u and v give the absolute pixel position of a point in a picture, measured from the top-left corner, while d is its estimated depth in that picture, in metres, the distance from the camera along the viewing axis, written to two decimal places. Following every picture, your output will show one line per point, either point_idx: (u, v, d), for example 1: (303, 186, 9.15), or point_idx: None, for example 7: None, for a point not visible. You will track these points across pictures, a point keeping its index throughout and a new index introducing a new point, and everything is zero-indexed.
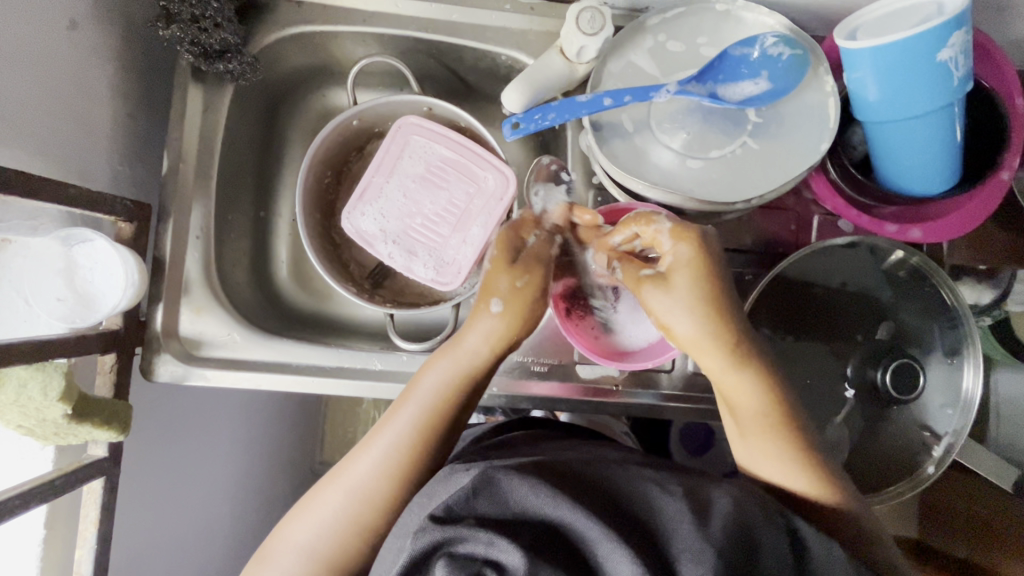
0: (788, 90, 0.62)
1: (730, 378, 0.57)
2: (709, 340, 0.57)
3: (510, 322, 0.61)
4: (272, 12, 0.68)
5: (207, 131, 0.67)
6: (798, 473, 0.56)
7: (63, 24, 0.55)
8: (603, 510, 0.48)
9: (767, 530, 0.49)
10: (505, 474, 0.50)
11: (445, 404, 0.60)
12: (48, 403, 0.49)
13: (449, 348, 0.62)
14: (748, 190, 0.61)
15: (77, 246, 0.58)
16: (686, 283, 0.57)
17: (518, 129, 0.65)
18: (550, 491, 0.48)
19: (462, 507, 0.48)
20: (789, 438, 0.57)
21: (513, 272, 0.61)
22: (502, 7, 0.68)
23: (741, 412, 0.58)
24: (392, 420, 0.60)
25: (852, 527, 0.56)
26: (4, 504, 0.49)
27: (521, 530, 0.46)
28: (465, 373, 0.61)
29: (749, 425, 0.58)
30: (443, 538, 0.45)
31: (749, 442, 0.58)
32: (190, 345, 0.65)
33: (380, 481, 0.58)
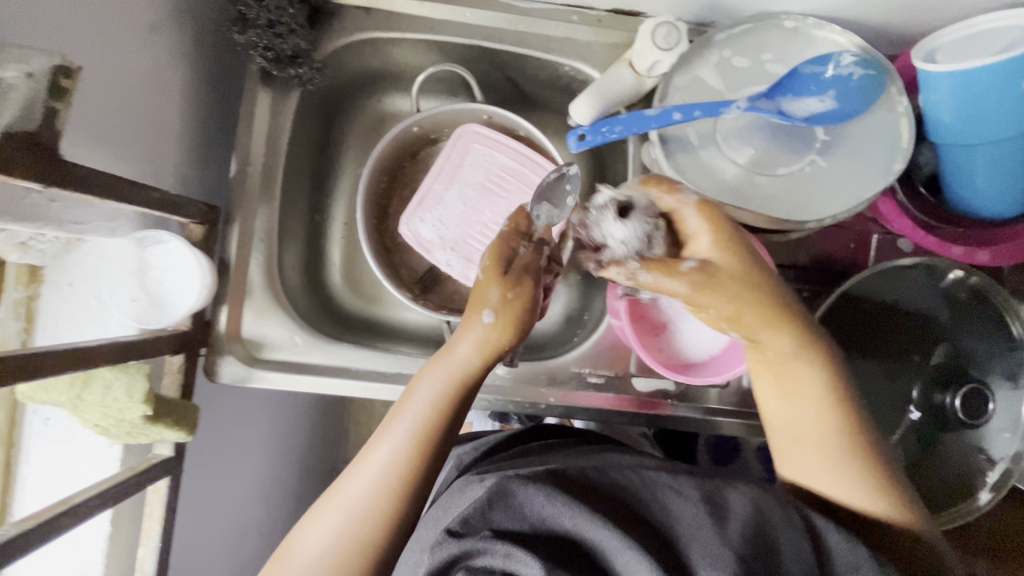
0: (859, 108, 0.61)
1: (789, 362, 0.53)
2: (765, 323, 0.52)
3: (501, 326, 0.55)
4: (339, 18, 0.68)
5: (274, 134, 0.67)
6: (868, 492, 0.50)
7: (147, 27, 0.56)
8: (621, 515, 0.44)
9: (786, 529, 0.44)
10: (520, 482, 0.46)
11: (443, 416, 0.54)
12: (131, 404, 0.50)
13: (439, 360, 0.56)
14: (817, 210, 0.61)
15: (150, 248, 0.59)
16: (729, 260, 0.53)
17: (585, 141, 0.65)
18: (568, 501, 0.44)
19: (478, 518, 0.45)
20: (853, 454, 0.51)
21: (504, 282, 0.56)
22: (569, 19, 0.69)
23: (796, 433, 0.53)
24: (386, 431, 0.54)
25: (925, 552, 0.48)
26: (86, 504, 0.49)
27: (536, 542, 0.43)
28: (459, 382, 0.55)
29: (806, 445, 0.52)
30: (459, 552, 0.44)
31: (808, 462, 0.52)
32: (252, 348, 0.66)
33: (379, 495, 0.51)
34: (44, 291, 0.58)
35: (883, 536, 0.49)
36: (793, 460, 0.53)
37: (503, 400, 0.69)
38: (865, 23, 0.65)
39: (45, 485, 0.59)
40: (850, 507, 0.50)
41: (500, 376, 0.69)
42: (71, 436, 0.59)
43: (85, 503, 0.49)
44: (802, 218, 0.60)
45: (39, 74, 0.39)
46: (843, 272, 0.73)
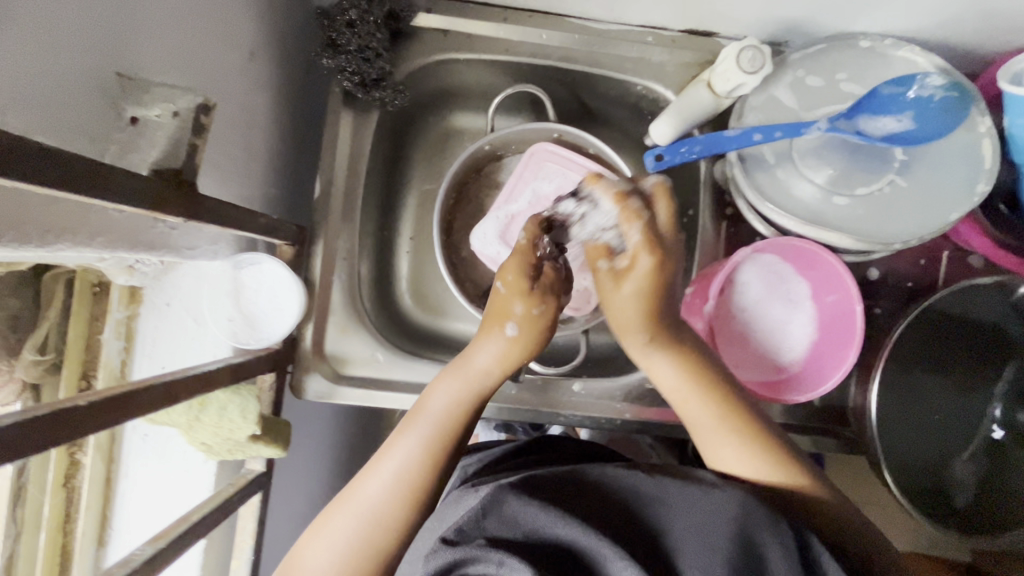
0: (939, 130, 0.60)
1: (670, 359, 0.57)
2: (632, 314, 0.54)
3: (521, 340, 0.58)
4: (418, 39, 0.69)
5: (355, 155, 0.68)
6: (764, 465, 0.54)
7: (248, 55, 0.57)
8: (605, 523, 0.47)
9: (770, 533, 0.45)
10: (515, 493, 0.49)
11: (456, 426, 0.57)
12: (242, 425, 0.53)
13: (455, 372, 0.59)
14: (900, 231, 0.62)
15: (246, 269, 0.60)
16: (642, 279, 0.52)
17: (661, 161, 0.66)
18: (554, 510, 0.48)
19: (473, 527, 0.48)
20: (757, 437, 0.55)
21: (531, 298, 0.57)
22: (644, 40, 0.70)
23: (685, 406, 0.58)
24: (401, 436, 0.56)
25: (835, 523, 0.51)
26: (203, 522, 0.51)
27: (529, 548, 0.46)
28: (475, 391, 0.58)
29: (704, 421, 0.57)
30: (454, 560, 0.46)
31: (708, 433, 0.57)
32: (336, 364, 0.67)
33: (390, 503, 0.53)
34: (143, 311, 0.60)
35: (804, 504, 0.52)
36: (709, 442, 0.56)
37: (578, 414, 0.70)
38: (942, 42, 0.65)
39: (144, 499, 0.61)
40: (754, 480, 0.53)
41: (576, 392, 0.70)
42: (168, 452, 0.60)
43: (202, 522, 0.50)
44: (888, 238, 0.61)
45: (184, 113, 0.42)
46: (913, 288, 0.72)
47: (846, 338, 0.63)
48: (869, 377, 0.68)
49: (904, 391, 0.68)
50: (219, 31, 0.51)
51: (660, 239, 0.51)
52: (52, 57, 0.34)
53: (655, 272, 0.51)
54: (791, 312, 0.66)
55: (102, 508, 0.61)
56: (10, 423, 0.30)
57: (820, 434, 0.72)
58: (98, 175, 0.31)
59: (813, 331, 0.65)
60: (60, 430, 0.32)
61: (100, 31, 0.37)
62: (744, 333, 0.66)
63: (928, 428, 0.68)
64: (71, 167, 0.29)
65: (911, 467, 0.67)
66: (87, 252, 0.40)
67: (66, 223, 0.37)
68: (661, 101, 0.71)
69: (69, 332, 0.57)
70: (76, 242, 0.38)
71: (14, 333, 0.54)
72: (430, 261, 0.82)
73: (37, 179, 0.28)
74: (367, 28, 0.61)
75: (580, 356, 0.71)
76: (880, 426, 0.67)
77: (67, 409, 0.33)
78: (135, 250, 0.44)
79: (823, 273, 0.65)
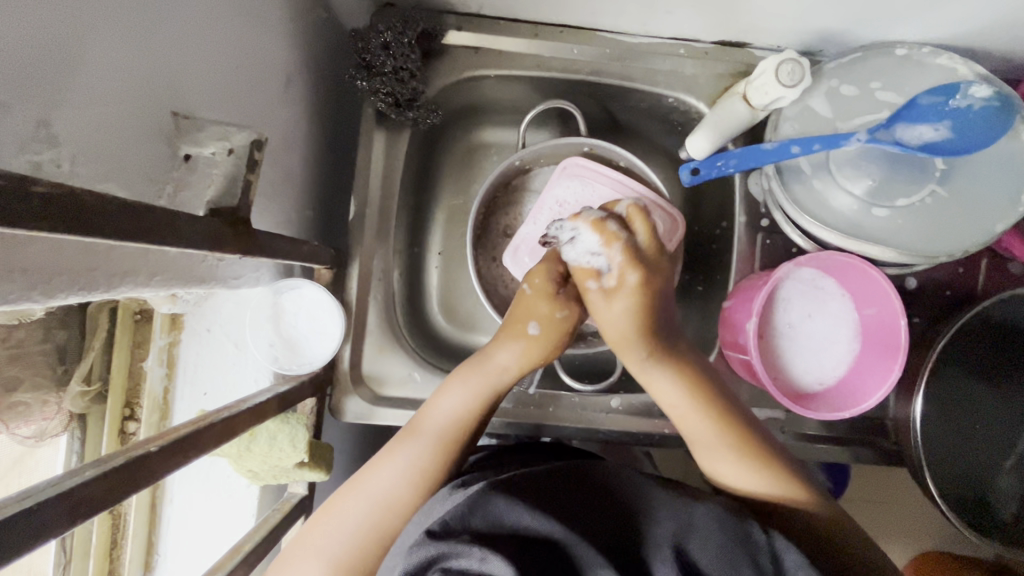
0: (980, 141, 0.58)
1: (663, 372, 0.58)
2: (622, 326, 0.57)
3: (541, 340, 0.60)
4: (449, 57, 0.68)
5: (388, 174, 0.68)
6: (768, 482, 0.54)
7: (285, 81, 0.57)
8: (580, 520, 0.45)
9: (741, 548, 0.44)
10: (501, 494, 0.46)
11: (468, 423, 0.58)
12: (291, 453, 0.54)
13: (470, 369, 0.59)
14: (945, 244, 0.60)
15: (286, 294, 0.60)
16: (628, 297, 0.55)
17: (697, 174, 0.65)
18: (536, 511, 0.45)
19: (459, 522, 0.45)
20: (760, 454, 0.55)
21: (555, 302, 0.59)
22: (676, 52, 0.69)
23: (694, 437, 0.58)
24: (419, 427, 0.57)
25: (824, 527, 0.52)
26: (254, 551, 0.51)
27: (517, 546, 0.43)
28: (491, 388, 0.59)
29: (708, 447, 0.57)
30: (434, 555, 0.42)
31: (710, 455, 0.57)
32: (374, 384, 0.67)
33: (405, 488, 0.54)
34: (184, 338, 0.60)
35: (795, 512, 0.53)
36: (713, 443, 0.57)
37: (616, 430, 0.69)
38: (982, 49, 0.64)
39: (189, 525, 0.61)
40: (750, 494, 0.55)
41: (614, 408, 0.70)
42: (212, 478, 0.61)
43: (254, 552, 0.50)
44: (931, 251, 0.60)
45: (239, 149, 0.42)
46: (952, 297, 0.71)
47: (889, 346, 0.63)
48: (912, 391, 0.67)
49: (952, 403, 0.66)
50: (259, 61, 0.51)
51: (642, 256, 0.56)
52: (112, 105, 0.34)
53: (641, 288, 0.56)
54: (830, 321, 0.66)
55: (147, 534, 0.61)
56: (88, 476, 0.30)
57: (861, 445, 0.71)
58: (167, 224, 0.31)
59: (850, 345, 0.66)
60: (134, 478, 0.33)
61: (155, 73, 0.37)
62: (785, 344, 0.66)
63: (977, 440, 0.66)
64: (143, 220, 0.30)
65: (954, 478, 0.66)
66: (146, 292, 0.40)
67: (127, 266, 0.37)
68: (693, 113, 0.71)
69: (113, 360, 0.58)
70: (136, 284, 0.38)
71: (62, 365, 0.54)
72: (460, 276, 0.81)
73: (113, 233, 0.28)
74: (402, 50, 0.61)
75: (617, 372, 0.71)
76: (926, 438, 0.66)
77: (140, 455, 0.33)
78: (186, 285, 0.45)
79: (865, 284, 0.64)
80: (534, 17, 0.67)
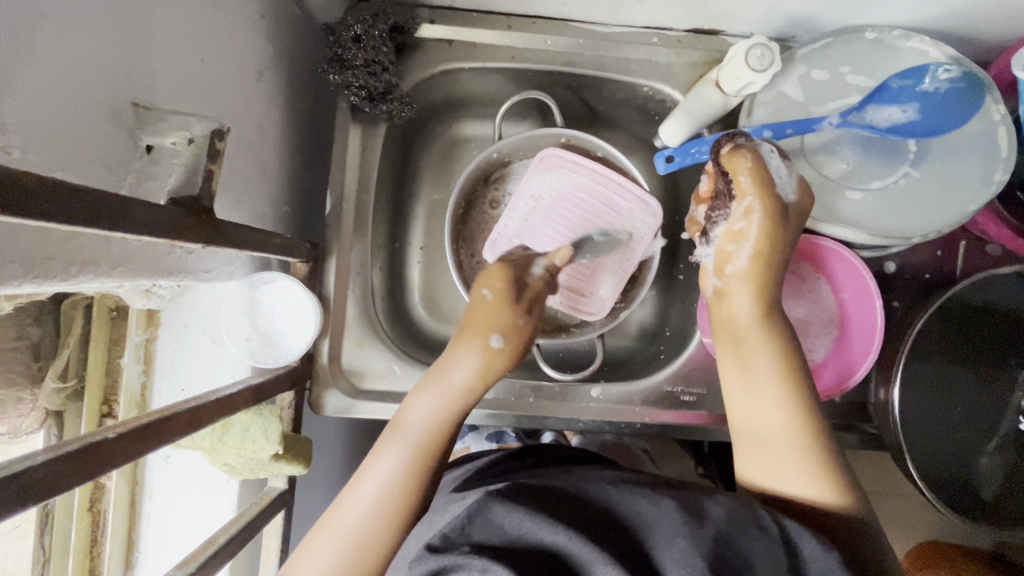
0: (942, 125, 0.59)
1: (747, 298, 0.56)
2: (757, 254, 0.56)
3: (497, 354, 0.58)
4: (423, 49, 0.68)
5: (364, 168, 0.68)
6: (823, 485, 0.50)
7: (257, 75, 0.57)
8: (584, 525, 0.44)
9: (758, 538, 0.43)
10: (500, 499, 0.46)
11: (438, 439, 0.55)
12: (266, 444, 0.54)
13: (428, 385, 0.57)
14: (920, 225, 0.60)
15: (261, 288, 0.61)
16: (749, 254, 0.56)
17: (672, 162, 0.65)
18: (535, 515, 0.45)
19: (458, 534, 0.45)
20: (816, 455, 0.52)
21: (513, 313, 0.59)
22: (649, 41, 0.69)
23: (754, 427, 0.54)
24: (387, 442, 0.55)
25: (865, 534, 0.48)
26: (231, 543, 0.51)
27: (515, 557, 0.43)
28: (459, 404, 0.57)
29: (775, 442, 0.53)
30: (439, 568, 0.43)
31: (769, 451, 0.53)
32: (354, 378, 0.67)
33: (376, 524, 0.51)
34: (161, 333, 0.60)
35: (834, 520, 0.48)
36: (760, 447, 0.54)
37: (596, 419, 0.69)
38: (954, 31, 0.64)
39: (169, 522, 0.61)
40: (801, 498, 0.50)
41: (595, 398, 0.70)
42: (191, 473, 0.61)
43: (229, 544, 0.50)
44: (906, 231, 0.60)
45: (199, 139, 0.42)
46: (932, 280, 0.71)
47: (868, 329, 0.63)
48: (890, 371, 0.67)
49: (932, 385, 0.66)
50: (227, 53, 0.51)
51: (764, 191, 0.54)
52: (67, 93, 0.34)
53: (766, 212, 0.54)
54: (811, 308, 0.66)
55: (128, 531, 0.61)
56: (41, 460, 0.30)
57: (843, 430, 0.71)
58: (119, 209, 0.31)
59: (829, 331, 0.66)
60: (90, 464, 0.33)
61: (112, 62, 0.37)
62: None
63: (957, 422, 0.66)
64: (92, 204, 0.30)
65: (934, 460, 0.65)
66: (109, 282, 0.40)
67: (87, 255, 0.38)
68: (668, 102, 0.71)
69: (89, 357, 0.58)
70: (97, 274, 0.39)
71: (37, 362, 0.54)
72: (442, 270, 0.81)
73: (58, 216, 0.28)
74: (373, 42, 0.61)
75: (596, 362, 0.71)
76: (907, 420, 0.65)
77: (97, 442, 0.33)
78: (153, 276, 0.45)
79: (846, 269, 0.64)
80: (507, 8, 0.68)
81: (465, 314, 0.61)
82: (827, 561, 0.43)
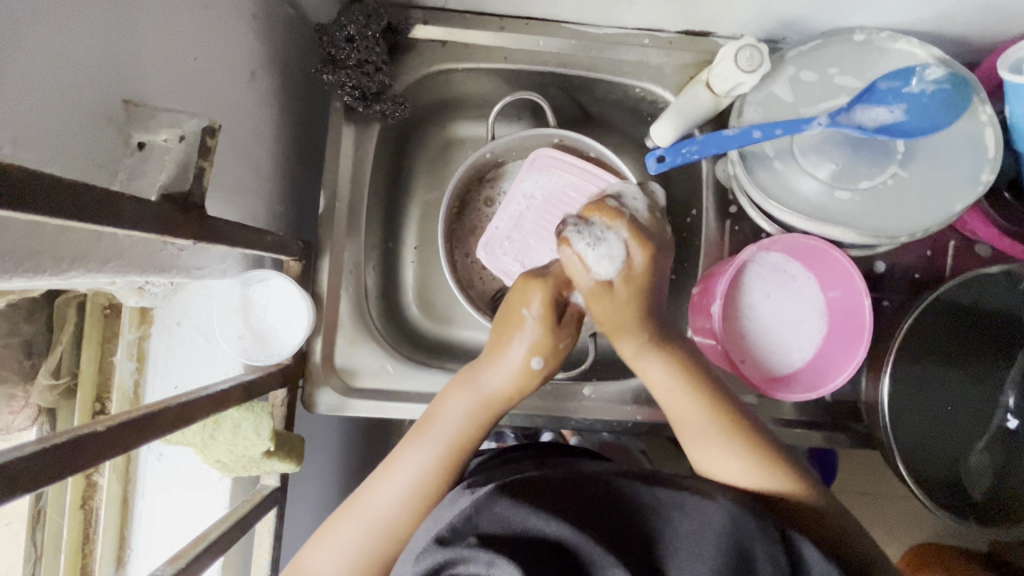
0: (929, 126, 0.60)
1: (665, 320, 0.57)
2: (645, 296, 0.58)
3: (538, 371, 0.56)
4: (416, 50, 0.69)
5: (358, 168, 0.69)
6: (761, 472, 0.52)
7: (250, 75, 0.57)
8: (590, 523, 0.44)
9: (764, 546, 0.44)
10: (506, 494, 0.46)
11: (467, 443, 0.55)
12: (257, 441, 0.55)
13: (465, 386, 0.56)
14: (907, 224, 0.61)
15: (254, 286, 0.61)
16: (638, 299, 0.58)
17: (663, 162, 0.66)
18: (540, 512, 0.44)
19: (464, 528, 0.44)
20: (751, 443, 0.53)
21: (560, 332, 0.55)
22: (641, 43, 0.70)
23: (681, 421, 0.56)
24: (418, 440, 0.55)
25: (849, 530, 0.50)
26: (222, 539, 0.51)
27: (523, 550, 0.42)
28: (490, 410, 0.56)
29: (696, 430, 0.55)
30: (445, 560, 0.42)
31: (698, 443, 0.54)
32: (347, 376, 0.68)
33: (402, 515, 0.52)
34: (155, 330, 0.60)
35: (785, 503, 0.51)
36: (701, 439, 0.54)
37: (588, 417, 0.70)
38: (942, 33, 0.65)
39: (160, 519, 0.61)
40: (748, 485, 0.52)
41: (586, 396, 0.70)
42: (184, 470, 0.61)
43: (220, 539, 0.50)
44: (894, 231, 0.60)
45: (190, 136, 0.43)
46: (922, 280, 0.72)
47: (856, 332, 0.63)
48: (880, 369, 0.67)
49: (920, 384, 0.66)
50: (220, 53, 0.52)
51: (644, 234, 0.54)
52: (58, 89, 0.35)
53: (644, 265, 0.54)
54: (800, 305, 0.67)
55: (120, 528, 0.61)
56: (28, 452, 0.30)
57: (833, 429, 0.71)
58: (109, 205, 0.32)
59: (820, 327, 0.66)
60: (79, 456, 0.33)
61: (104, 60, 0.38)
62: (752, 331, 0.67)
63: (946, 421, 0.66)
64: (82, 199, 0.30)
65: (923, 459, 0.66)
66: (99, 278, 0.41)
67: (77, 250, 0.38)
68: (660, 102, 0.72)
69: (82, 354, 0.58)
70: (87, 269, 0.39)
71: (30, 358, 0.55)
72: (436, 269, 0.82)
73: (48, 210, 0.28)
74: (366, 43, 0.62)
75: (588, 361, 0.71)
76: (897, 419, 0.66)
77: (87, 434, 0.34)
78: (145, 272, 0.45)
79: (828, 267, 0.65)
80: (499, 10, 0.68)
81: (501, 313, 0.57)
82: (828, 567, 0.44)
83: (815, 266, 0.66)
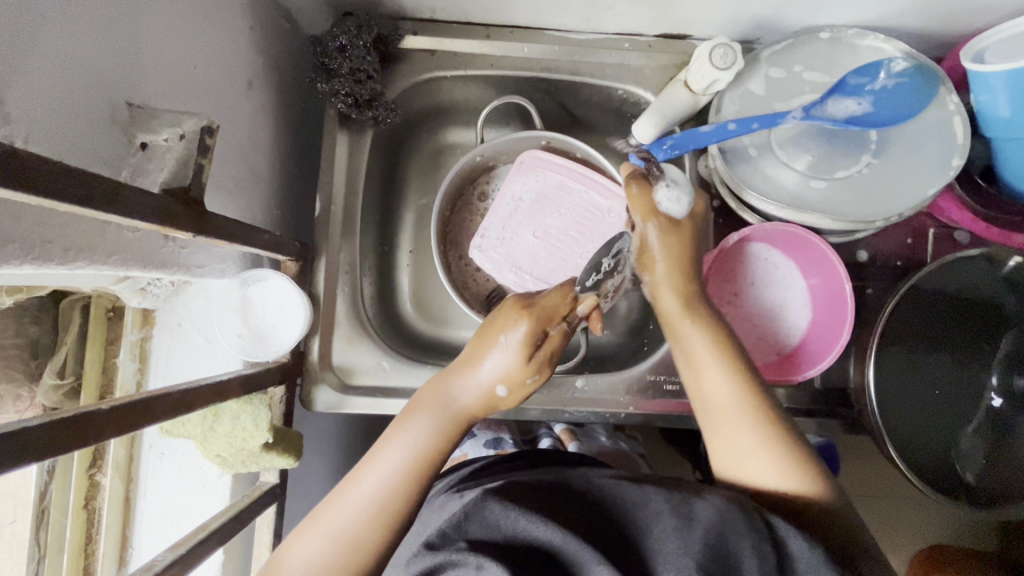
0: (894, 112, 0.63)
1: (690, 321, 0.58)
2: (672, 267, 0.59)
3: (505, 399, 0.54)
4: (406, 60, 0.72)
5: (352, 171, 0.71)
6: (794, 475, 0.53)
7: (246, 84, 0.60)
8: (578, 525, 0.45)
9: (748, 539, 0.44)
10: (496, 498, 0.47)
11: (430, 463, 0.54)
12: (256, 433, 0.56)
13: (432, 395, 0.55)
14: (883, 210, 0.63)
15: (253, 286, 0.63)
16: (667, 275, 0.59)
17: (646, 158, 0.67)
18: (530, 513, 0.46)
19: (454, 530, 0.46)
20: (791, 447, 0.54)
21: (526, 366, 0.52)
22: (622, 47, 0.73)
23: (720, 402, 0.56)
24: (383, 449, 0.54)
25: (842, 520, 0.51)
26: (223, 529, 0.52)
27: (510, 555, 0.44)
28: (458, 426, 0.55)
29: (732, 414, 0.56)
30: (435, 565, 0.44)
31: (728, 428, 0.56)
32: (344, 375, 0.69)
33: (367, 525, 0.51)
34: (156, 332, 0.62)
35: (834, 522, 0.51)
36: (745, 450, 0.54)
37: (582, 409, 0.71)
38: (909, 29, 0.68)
39: (162, 516, 0.62)
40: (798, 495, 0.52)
41: (580, 388, 0.72)
42: (184, 468, 0.62)
43: (219, 530, 0.51)
44: (871, 216, 0.62)
45: (189, 134, 0.45)
46: (903, 266, 0.73)
47: (840, 315, 0.65)
48: (865, 357, 0.68)
49: (904, 366, 0.67)
50: (219, 63, 0.55)
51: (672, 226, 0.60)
52: (66, 93, 0.37)
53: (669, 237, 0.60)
54: (784, 292, 0.69)
55: (122, 527, 0.62)
56: (35, 423, 0.32)
57: (824, 415, 0.72)
58: (113, 192, 0.34)
59: (805, 313, 0.68)
60: (81, 432, 0.35)
61: (107, 67, 0.41)
62: (738, 320, 0.69)
63: (930, 402, 0.68)
64: (88, 187, 0.32)
65: (914, 443, 0.66)
66: (104, 270, 0.43)
67: (84, 242, 0.40)
68: (642, 103, 0.75)
69: (86, 355, 0.60)
70: (93, 261, 0.41)
71: (36, 359, 0.56)
72: (430, 271, 0.83)
73: (52, 192, 0.30)
74: (357, 52, 0.65)
75: (580, 354, 0.73)
76: (887, 402, 0.67)
77: (89, 412, 0.36)
78: (146, 268, 0.47)
79: (809, 254, 0.67)
80: (484, 19, 0.71)
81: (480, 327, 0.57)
82: (815, 560, 0.44)
83: (797, 255, 0.68)
